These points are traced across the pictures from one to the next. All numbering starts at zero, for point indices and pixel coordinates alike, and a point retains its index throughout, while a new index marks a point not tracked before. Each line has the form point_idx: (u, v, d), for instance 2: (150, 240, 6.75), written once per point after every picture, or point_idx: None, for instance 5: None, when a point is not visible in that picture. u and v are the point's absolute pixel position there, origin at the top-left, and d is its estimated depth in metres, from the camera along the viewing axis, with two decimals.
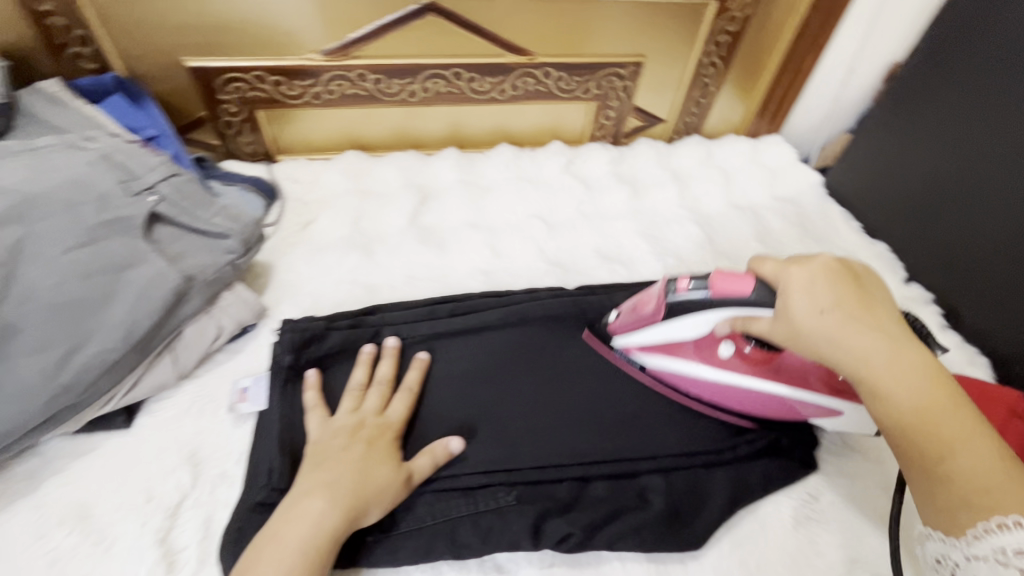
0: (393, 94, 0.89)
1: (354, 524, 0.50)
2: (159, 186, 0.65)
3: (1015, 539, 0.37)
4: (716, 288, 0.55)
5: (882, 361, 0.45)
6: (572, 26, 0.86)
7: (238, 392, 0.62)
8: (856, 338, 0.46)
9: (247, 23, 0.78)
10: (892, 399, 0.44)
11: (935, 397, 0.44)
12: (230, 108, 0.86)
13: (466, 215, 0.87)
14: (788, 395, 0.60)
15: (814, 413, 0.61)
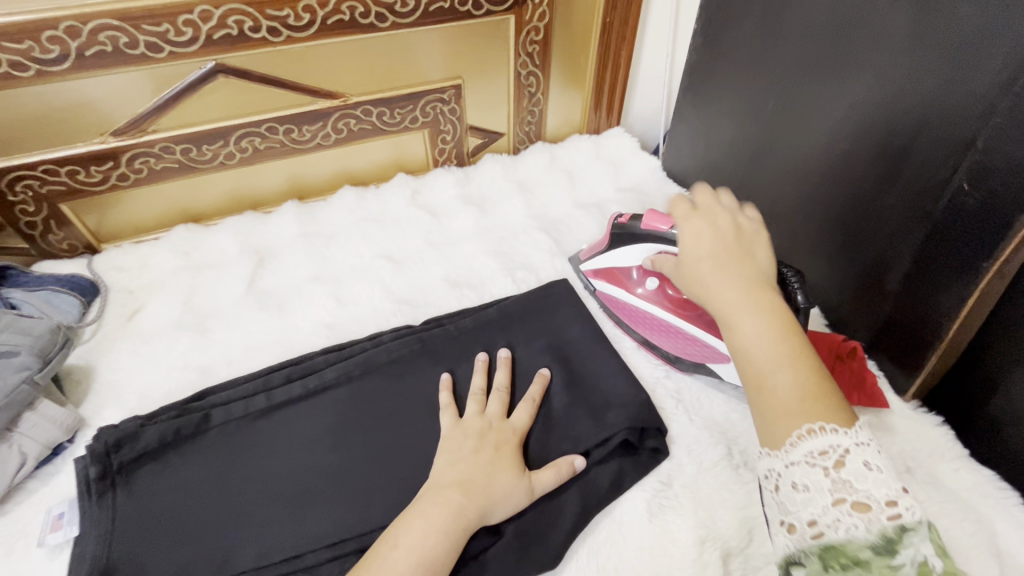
0: (209, 160, 0.86)
1: (482, 520, 0.53)
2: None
3: (820, 440, 0.41)
4: (647, 223, 0.67)
5: (737, 295, 0.50)
6: (377, 63, 0.86)
7: (52, 521, 0.56)
8: (722, 279, 0.52)
9: (17, 120, 0.73)
10: (741, 328, 0.48)
11: (779, 327, 0.48)
12: (27, 208, 0.80)
13: (309, 268, 0.85)
14: (686, 328, 0.68)
15: (709, 355, 0.67)
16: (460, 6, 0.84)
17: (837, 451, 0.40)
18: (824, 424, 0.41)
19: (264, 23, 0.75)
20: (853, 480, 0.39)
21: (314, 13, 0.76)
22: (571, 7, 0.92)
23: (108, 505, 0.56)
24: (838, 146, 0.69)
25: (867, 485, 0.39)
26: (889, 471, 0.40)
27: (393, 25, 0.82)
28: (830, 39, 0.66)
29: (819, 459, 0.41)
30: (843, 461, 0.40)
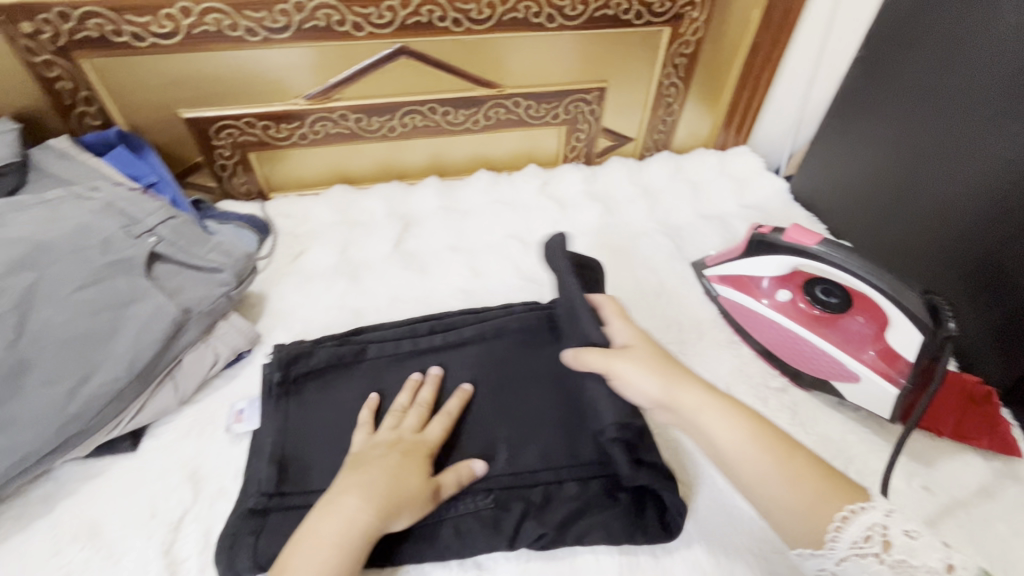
0: (374, 131, 0.96)
1: (385, 526, 0.53)
2: (159, 229, 0.71)
3: (857, 527, 0.45)
4: (789, 236, 0.70)
5: (700, 400, 0.54)
6: (535, 60, 0.93)
7: (234, 414, 0.67)
8: (688, 389, 0.54)
9: (234, 77, 0.85)
10: (714, 431, 0.52)
11: (742, 423, 0.52)
12: (225, 152, 0.93)
13: (447, 238, 0.93)
14: (814, 341, 0.70)
15: (833, 372, 0.68)
16: (623, 15, 0.89)
17: (878, 532, 0.44)
18: (852, 505, 0.46)
19: (451, 14, 0.83)
20: (907, 557, 0.43)
21: (494, 9, 0.84)
22: (725, 26, 0.96)
23: (283, 408, 0.65)
24: (1002, 187, 0.68)
25: (919, 559, 0.43)
26: (928, 534, 0.45)
27: (559, 26, 0.88)
28: (1018, 79, 0.65)
29: (866, 547, 0.44)
30: (888, 540, 0.44)
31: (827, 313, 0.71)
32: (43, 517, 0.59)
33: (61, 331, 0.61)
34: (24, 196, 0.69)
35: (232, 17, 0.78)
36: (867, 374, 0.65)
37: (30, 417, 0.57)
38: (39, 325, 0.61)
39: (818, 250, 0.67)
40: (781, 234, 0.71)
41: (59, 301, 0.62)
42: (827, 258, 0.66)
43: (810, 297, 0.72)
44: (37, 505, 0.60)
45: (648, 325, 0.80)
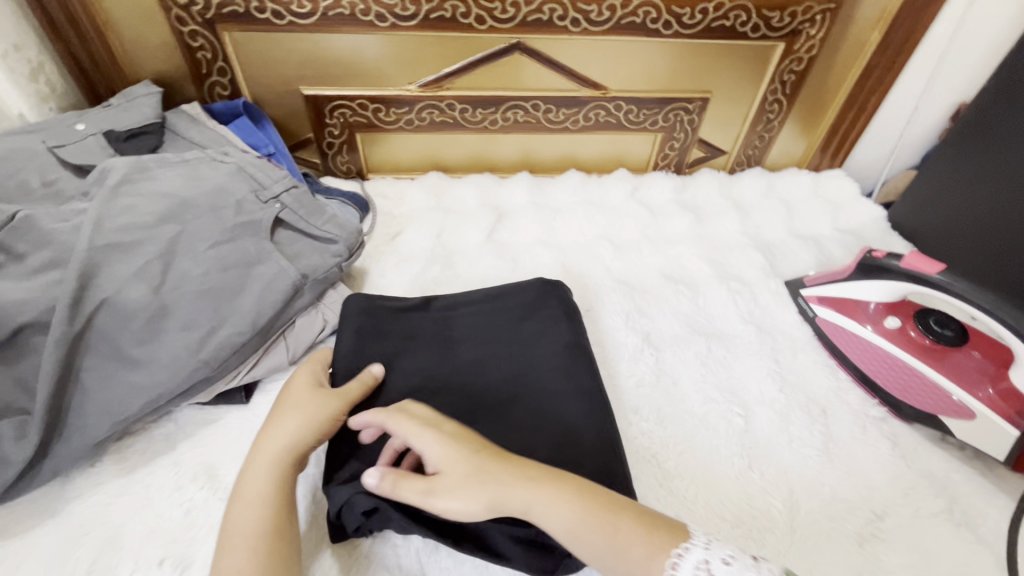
0: (477, 122, 0.98)
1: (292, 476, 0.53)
2: (283, 197, 0.75)
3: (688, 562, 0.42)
4: (907, 263, 0.68)
5: (522, 493, 0.47)
6: (643, 66, 0.93)
7: None
8: (497, 487, 0.48)
9: (356, 60, 0.88)
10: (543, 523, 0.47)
11: (574, 503, 0.47)
12: (335, 130, 0.97)
13: (538, 233, 0.94)
14: (924, 373, 0.68)
15: (943, 406, 0.66)
16: (740, 27, 0.89)
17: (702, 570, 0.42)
18: (683, 544, 0.44)
19: (572, 14, 0.85)
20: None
21: (614, 12, 0.85)
22: (839, 45, 0.94)
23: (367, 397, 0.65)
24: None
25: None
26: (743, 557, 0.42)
27: (674, 34, 0.89)
28: None
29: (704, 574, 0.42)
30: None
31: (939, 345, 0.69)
32: (164, 455, 0.62)
33: (198, 282, 0.65)
34: (167, 154, 0.74)
35: (366, 3, 0.81)
36: (985, 412, 0.63)
37: (166, 359, 0.61)
38: (178, 276, 0.65)
39: (939, 279, 0.65)
40: (897, 259, 0.69)
41: (197, 255, 0.66)
42: (949, 289, 0.64)
43: (920, 328, 0.71)
44: (158, 442, 0.63)
45: (741, 339, 0.79)
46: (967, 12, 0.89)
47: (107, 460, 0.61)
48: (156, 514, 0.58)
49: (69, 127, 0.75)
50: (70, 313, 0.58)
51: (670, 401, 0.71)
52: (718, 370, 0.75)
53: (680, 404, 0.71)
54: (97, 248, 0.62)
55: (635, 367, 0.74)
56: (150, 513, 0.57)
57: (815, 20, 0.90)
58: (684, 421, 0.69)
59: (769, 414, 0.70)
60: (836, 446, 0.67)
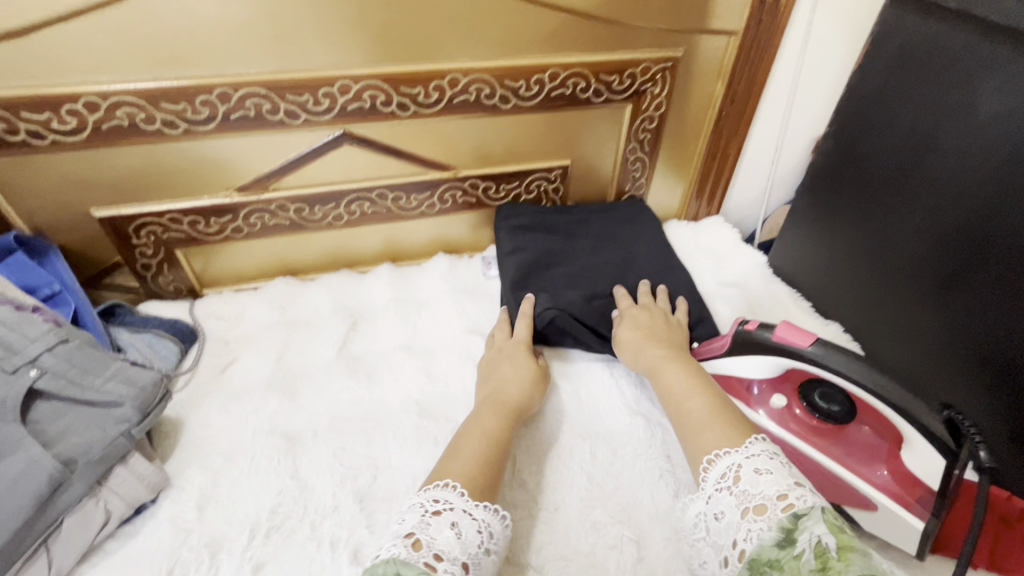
0: (318, 220, 0.87)
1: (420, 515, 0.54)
2: (42, 359, 0.60)
3: (720, 465, 0.51)
4: (780, 334, 0.62)
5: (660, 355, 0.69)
6: (491, 141, 0.87)
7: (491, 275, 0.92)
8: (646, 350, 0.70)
9: (153, 172, 0.76)
10: (666, 376, 0.66)
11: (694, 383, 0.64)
12: (146, 251, 0.83)
13: (400, 337, 0.83)
14: (818, 459, 0.60)
15: (842, 494, 0.59)
16: (581, 93, 0.84)
17: (732, 469, 0.50)
18: (719, 451, 0.53)
19: (396, 98, 0.77)
20: (749, 487, 0.48)
21: (443, 92, 0.78)
22: (688, 99, 0.91)
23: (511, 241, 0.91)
24: (987, 285, 0.62)
25: (760, 487, 0.47)
26: (783, 474, 0.48)
27: (514, 107, 0.83)
28: (1013, 173, 0.58)
29: (722, 483, 0.50)
30: (740, 476, 0.50)
31: (830, 422, 0.61)
32: None
33: None
34: None
35: (148, 110, 0.69)
36: (883, 499, 0.56)
37: None
38: None
39: (813, 352, 0.59)
40: (769, 330, 0.62)
41: None
42: (825, 362, 0.58)
43: (806, 404, 0.63)
44: None
45: (629, 436, 0.70)
46: (798, 58, 0.89)
47: None
48: None
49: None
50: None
51: (552, 536, 0.60)
52: (606, 482, 0.65)
53: (563, 540, 0.59)
54: None
55: (510, 494, 0.63)
56: None
57: (657, 79, 0.86)
58: (569, 562, 0.58)
59: (662, 536, 0.60)
60: None
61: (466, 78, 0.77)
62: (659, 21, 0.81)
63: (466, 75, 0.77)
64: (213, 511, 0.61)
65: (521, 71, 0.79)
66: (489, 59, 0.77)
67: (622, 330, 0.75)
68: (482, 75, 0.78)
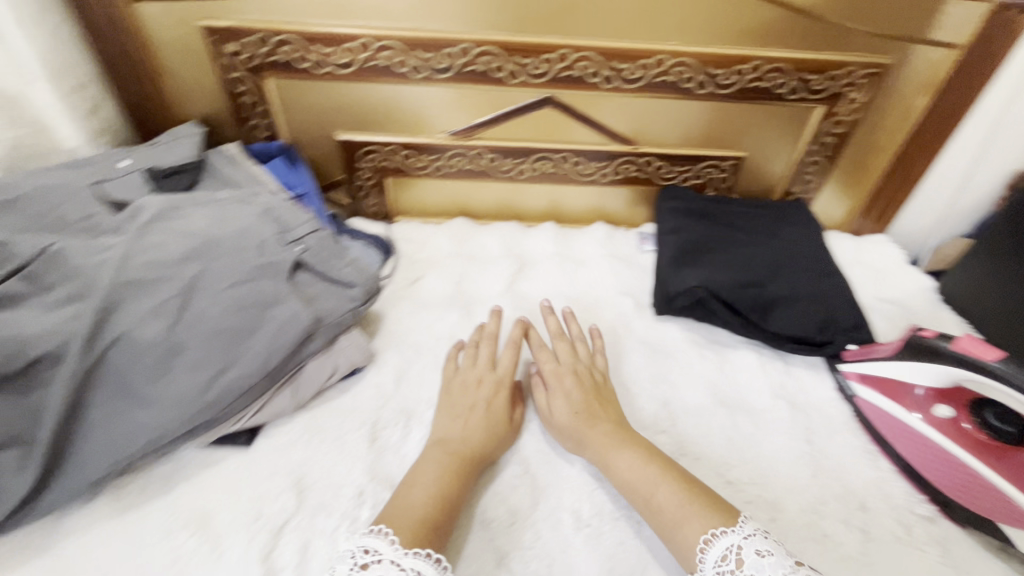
0: (505, 171, 0.99)
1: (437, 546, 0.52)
2: (307, 238, 0.76)
3: (717, 548, 0.50)
4: (959, 346, 0.63)
5: (607, 436, 0.64)
6: (676, 122, 0.92)
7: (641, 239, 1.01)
8: (590, 431, 0.65)
9: (389, 108, 0.90)
10: (618, 462, 0.61)
11: (651, 467, 0.59)
12: (365, 174, 0.99)
13: (561, 286, 0.92)
14: (980, 471, 0.61)
15: (1002, 509, 0.59)
16: (777, 88, 0.87)
17: (733, 551, 0.49)
18: (717, 528, 0.51)
19: (604, 71, 0.85)
20: (755, 574, 0.47)
21: (647, 71, 0.85)
22: (884, 109, 0.91)
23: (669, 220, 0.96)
24: None
25: (766, 572, 0.47)
26: (781, 555, 0.48)
27: (708, 94, 0.88)
28: None
29: (723, 566, 0.49)
30: (742, 558, 0.48)
31: (1000, 441, 0.62)
32: (161, 496, 0.61)
33: (213, 322, 0.64)
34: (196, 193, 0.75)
35: (403, 55, 0.83)
36: None
37: (174, 399, 0.60)
38: (195, 314, 0.64)
39: (997, 368, 0.59)
40: (948, 341, 0.64)
41: (215, 293, 0.66)
42: (1005, 380, 0.58)
43: (976, 419, 0.65)
44: (156, 483, 0.62)
45: (771, 415, 0.74)
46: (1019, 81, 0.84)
47: (105, 497, 0.60)
48: (142, 560, 0.56)
49: (118, 164, 0.79)
50: (87, 348, 0.58)
51: None
52: (746, 448, 0.70)
53: None
54: (120, 283, 0.61)
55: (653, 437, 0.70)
56: (135, 557, 0.56)
57: (858, 84, 0.87)
58: None
59: (798, 504, 0.64)
60: (876, 547, 0.60)
61: (672, 60, 0.83)
62: (876, 26, 0.81)
63: (673, 57, 0.83)
64: (406, 387, 0.74)
65: (725, 60, 0.84)
66: (698, 44, 0.82)
67: (554, 403, 0.68)
68: (687, 58, 0.83)
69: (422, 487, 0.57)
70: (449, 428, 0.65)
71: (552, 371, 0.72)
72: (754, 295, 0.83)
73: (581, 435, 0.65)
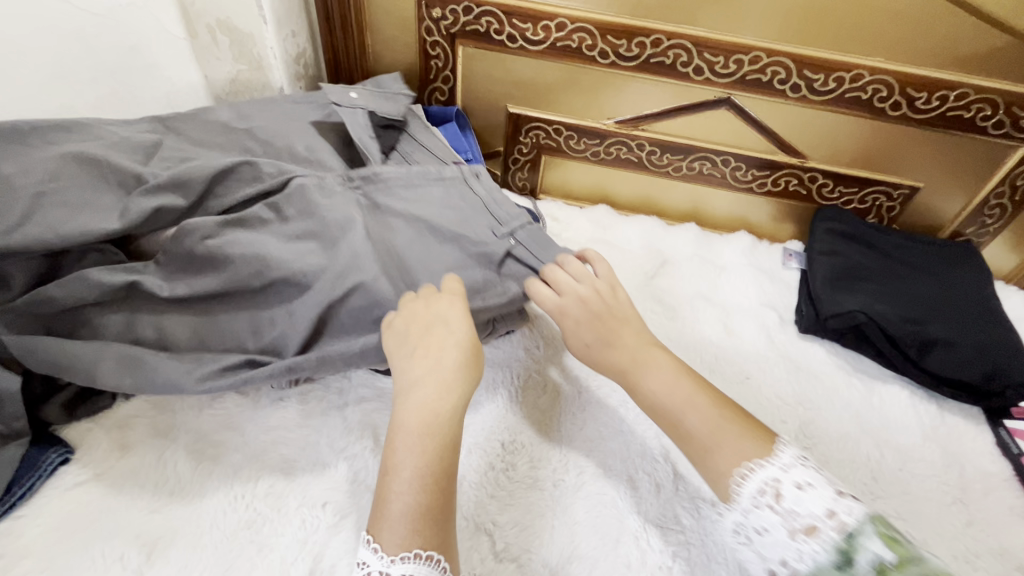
0: (661, 166, 0.99)
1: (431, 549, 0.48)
2: (521, 235, 0.73)
3: (755, 482, 0.49)
4: None
5: (636, 355, 0.63)
6: (855, 142, 0.89)
7: (786, 254, 0.99)
8: (613, 354, 0.64)
9: (565, 89, 0.93)
10: (644, 385, 0.60)
11: (688, 390, 0.58)
12: (524, 149, 1.03)
13: (701, 287, 0.92)
14: None
15: None
16: (980, 120, 0.82)
17: (771, 484, 0.48)
18: (751, 464, 0.50)
19: (794, 79, 0.83)
20: (795, 506, 0.47)
21: (841, 84, 0.82)
22: None
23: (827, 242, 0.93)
24: None
25: (805, 505, 0.46)
26: (823, 486, 0.47)
27: (900, 116, 0.84)
28: None
29: (761, 499, 0.48)
30: (780, 492, 0.48)
31: None
32: (338, 407, 0.68)
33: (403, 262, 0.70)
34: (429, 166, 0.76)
35: (595, 39, 0.85)
36: None
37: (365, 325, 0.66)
38: (389, 251, 0.70)
39: None
40: None
41: (406, 236, 0.71)
42: None
43: None
44: (334, 394, 0.70)
45: (922, 455, 0.71)
46: None
47: (292, 398, 0.68)
48: (324, 457, 0.63)
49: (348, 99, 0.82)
50: (318, 267, 0.64)
51: None
52: (892, 482, 0.68)
53: None
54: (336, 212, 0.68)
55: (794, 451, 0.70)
56: (318, 454, 0.63)
57: None
58: None
59: (947, 550, 0.62)
60: None
61: (871, 77, 0.81)
62: None
63: (873, 74, 0.80)
64: (553, 354, 0.77)
65: (930, 84, 0.80)
66: (907, 63, 0.79)
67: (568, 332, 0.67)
68: (888, 76, 0.80)
69: (403, 477, 0.51)
70: (422, 394, 0.56)
71: (556, 306, 0.67)
72: (919, 331, 0.79)
73: (602, 363, 0.65)
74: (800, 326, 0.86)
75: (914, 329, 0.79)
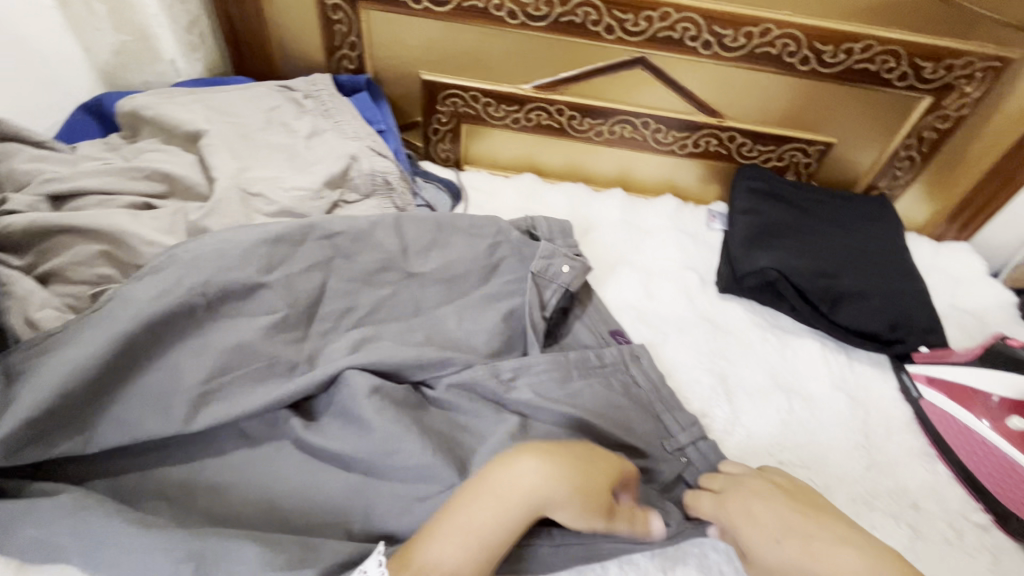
0: (583, 131, 0.97)
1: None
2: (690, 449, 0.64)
3: None
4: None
5: (811, 533, 0.51)
6: (769, 98, 0.89)
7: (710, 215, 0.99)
8: (777, 546, 0.51)
9: (477, 52, 0.89)
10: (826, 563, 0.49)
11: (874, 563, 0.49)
12: (442, 118, 0.99)
13: (625, 253, 0.91)
14: None
15: None
16: (886, 72, 0.83)
17: None
18: None
19: (705, 35, 0.82)
20: None
21: (750, 39, 0.81)
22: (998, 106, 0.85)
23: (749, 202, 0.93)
24: None
25: None
26: None
27: (810, 71, 0.84)
28: None
29: None
30: None
31: None
32: None
33: None
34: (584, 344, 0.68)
35: None
36: None
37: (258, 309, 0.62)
38: None
39: None
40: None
41: None
42: None
43: None
44: None
45: (831, 405, 0.73)
46: None
47: None
48: None
49: (556, 268, 0.74)
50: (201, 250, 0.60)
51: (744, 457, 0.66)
52: (801, 433, 0.70)
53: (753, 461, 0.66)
54: None
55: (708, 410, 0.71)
56: None
57: (975, 77, 0.82)
58: None
59: (848, 492, 0.64)
60: (923, 546, 0.60)
61: (779, 31, 0.80)
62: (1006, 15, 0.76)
63: (781, 28, 0.80)
64: None
65: (836, 36, 0.80)
66: (812, 15, 0.78)
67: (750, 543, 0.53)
68: (796, 30, 0.80)
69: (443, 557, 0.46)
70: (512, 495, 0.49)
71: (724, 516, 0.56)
72: (829, 286, 0.80)
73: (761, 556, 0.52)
74: (721, 288, 0.86)
75: (823, 284, 0.81)
